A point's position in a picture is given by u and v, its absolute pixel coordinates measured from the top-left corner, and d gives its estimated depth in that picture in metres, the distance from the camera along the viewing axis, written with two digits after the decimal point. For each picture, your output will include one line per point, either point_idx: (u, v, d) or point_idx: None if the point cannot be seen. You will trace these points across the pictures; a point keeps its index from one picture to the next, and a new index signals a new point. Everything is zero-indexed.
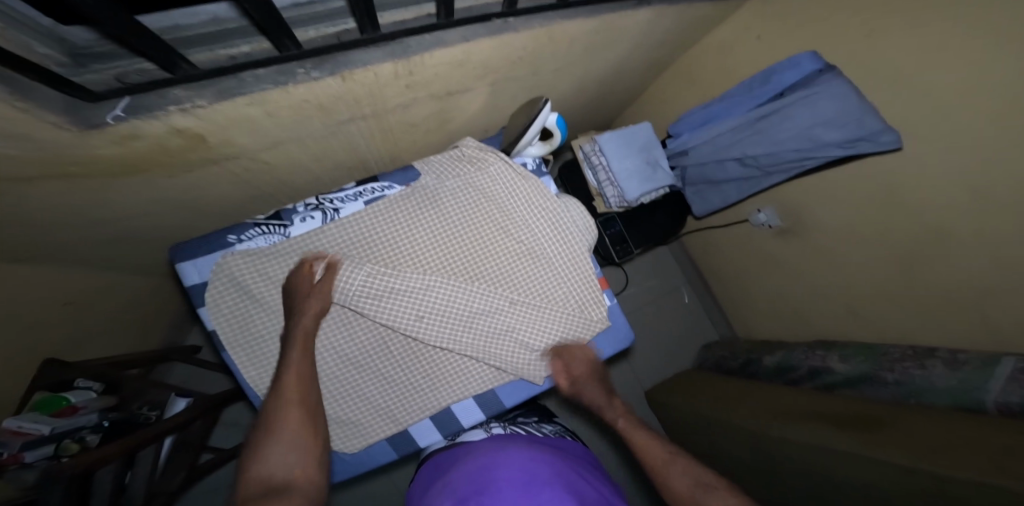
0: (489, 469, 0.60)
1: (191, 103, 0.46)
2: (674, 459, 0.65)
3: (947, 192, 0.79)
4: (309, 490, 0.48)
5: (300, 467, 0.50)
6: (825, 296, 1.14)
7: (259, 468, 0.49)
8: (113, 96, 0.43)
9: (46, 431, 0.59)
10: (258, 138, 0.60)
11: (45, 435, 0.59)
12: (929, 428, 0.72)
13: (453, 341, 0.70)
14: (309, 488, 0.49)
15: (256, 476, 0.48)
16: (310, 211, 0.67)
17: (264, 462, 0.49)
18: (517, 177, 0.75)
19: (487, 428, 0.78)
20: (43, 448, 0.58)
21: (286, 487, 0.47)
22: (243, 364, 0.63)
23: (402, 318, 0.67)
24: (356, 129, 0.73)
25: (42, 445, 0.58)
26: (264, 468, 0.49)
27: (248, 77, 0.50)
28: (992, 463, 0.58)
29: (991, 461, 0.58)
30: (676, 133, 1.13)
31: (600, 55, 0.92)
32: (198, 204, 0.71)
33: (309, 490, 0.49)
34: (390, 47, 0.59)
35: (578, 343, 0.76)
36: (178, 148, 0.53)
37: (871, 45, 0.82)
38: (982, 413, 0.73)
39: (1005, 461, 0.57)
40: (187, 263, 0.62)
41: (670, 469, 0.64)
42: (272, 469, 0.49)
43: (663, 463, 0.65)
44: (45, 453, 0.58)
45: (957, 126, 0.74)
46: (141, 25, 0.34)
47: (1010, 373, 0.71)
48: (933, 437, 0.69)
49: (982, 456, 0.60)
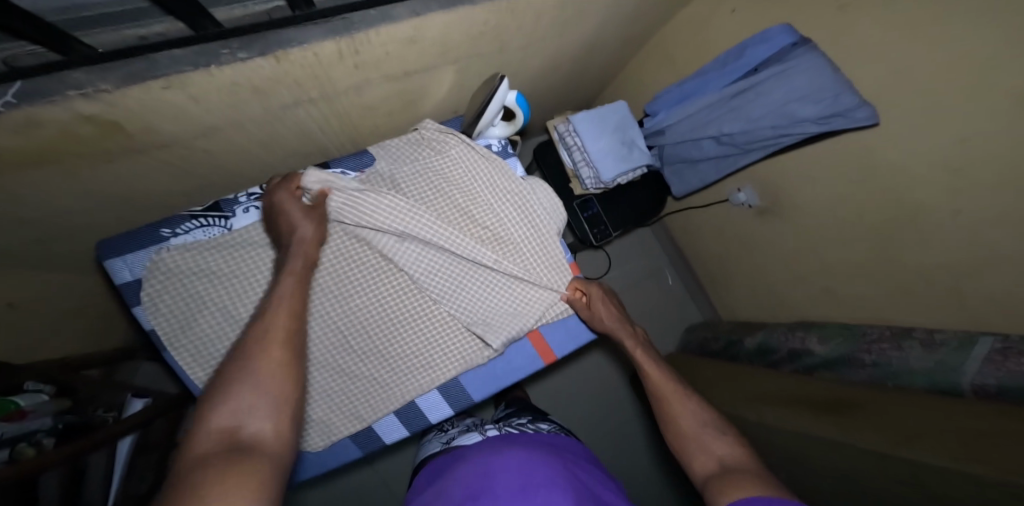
0: (488, 473, 0.58)
1: (93, 88, 0.44)
2: (685, 399, 0.66)
3: (924, 171, 0.76)
4: (280, 453, 0.40)
5: (270, 425, 0.41)
6: (803, 277, 1.12)
7: (226, 411, 0.40)
8: (0, 81, 0.40)
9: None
10: (185, 124, 0.56)
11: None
12: (904, 414, 0.71)
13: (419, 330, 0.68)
14: (281, 455, 0.40)
15: (220, 426, 0.39)
16: (254, 201, 0.63)
17: (236, 409, 0.41)
18: (480, 160, 0.71)
19: (482, 432, 0.76)
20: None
21: (255, 447, 0.38)
22: (188, 364, 0.61)
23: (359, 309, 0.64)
24: (304, 113, 0.68)
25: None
26: (235, 413, 0.40)
27: (162, 58, 0.47)
28: (968, 448, 0.58)
29: (965, 449, 0.58)
30: (653, 112, 1.09)
31: (570, 27, 0.85)
32: (134, 195, 0.67)
33: (282, 454, 0.40)
34: (329, 25, 0.54)
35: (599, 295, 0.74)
36: (88, 136, 0.49)
37: (849, 15, 0.78)
38: (958, 396, 0.72)
39: (985, 450, 0.56)
40: (115, 260, 0.59)
41: (681, 406, 0.66)
42: (241, 419, 0.40)
43: (673, 402, 0.66)
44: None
45: (939, 103, 0.70)
46: (24, 10, 0.33)
47: (987, 354, 0.70)
48: (903, 422, 0.69)
49: (956, 443, 0.60)
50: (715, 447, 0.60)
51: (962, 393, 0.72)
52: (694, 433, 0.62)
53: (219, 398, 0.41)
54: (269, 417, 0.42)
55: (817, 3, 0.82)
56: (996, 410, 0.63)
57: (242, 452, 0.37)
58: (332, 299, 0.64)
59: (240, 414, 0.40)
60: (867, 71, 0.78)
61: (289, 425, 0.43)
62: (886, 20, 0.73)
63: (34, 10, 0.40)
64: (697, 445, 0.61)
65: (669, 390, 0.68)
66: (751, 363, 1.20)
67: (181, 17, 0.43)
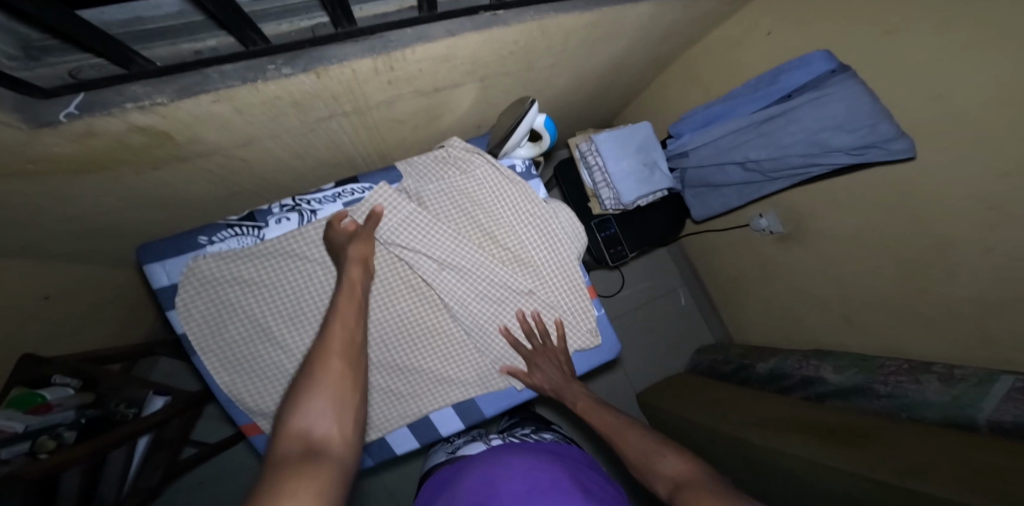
0: (490, 482, 0.58)
1: (149, 100, 0.45)
2: (628, 429, 0.63)
3: (957, 206, 0.75)
4: (344, 458, 0.40)
5: (336, 426, 0.42)
6: (821, 305, 1.11)
7: (300, 420, 0.41)
8: (65, 93, 0.42)
9: (20, 429, 0.61)
10: (228, 136, 0.58)
11: (20, 433, 0.61)
12: (916, 449, 0.70)
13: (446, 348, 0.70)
14: (344, 455, 0.41)
15: (292, 430, 0.40)
16: (286, 212, 0.64)
17: (304, 414, 0.42)
18: (505, 181, 0.71)
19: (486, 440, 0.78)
20: (17, 445, 0.61)
21: (323, 449, 0.39)
22: (216, 369, 0.63)
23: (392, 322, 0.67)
24: (337, 125, 0.70)
25: (18, 441, 0.61)
26: (304, 418, 0.41)
27: (213, 73, 0.48)
28: (979, 484, 0.56)
29: (978, 483, 0.57)
30: (677, 133, 1.09)
31: (599, 47, 0.86)
32: (172, 200, 0.69)
33: (345, 458, 0.40)
34: (368, 42, 0.55)
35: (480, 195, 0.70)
36: (139, 145, 0.51)
37: (888, 44, 0.76)
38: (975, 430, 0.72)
39: (997, 485, 0.55)
40: (153, 265, 0.61)
41: (626, 438, 0.62)
42: (311, 423, 0.41)
43: (620, 437, 0.62)
44: (20, 450, 0.61)
45: (977, 138, 0.69)
46: (104, 34, 0.36)
47: (1007, 392, 0.70)
48: (916, 454, 0.69)
49: (964, 477, 0.59)
50: (665, 465, 0.55)
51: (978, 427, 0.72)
52: (643, 460, 0.57)
53: (288, 406, 0.42)
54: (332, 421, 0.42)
55: (854, 31, 0.80)
56: (1017, 452, 0.62)
57: (313, 458, 0.38)
58: None
59: (309, 421, 0.41)
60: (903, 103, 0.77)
61: (352, 425, 0.44)
62: (924, 53, 0.71)
63: (102, 26, 0.42)
64: (649, 470, 0.56)
65: (613, 427, 0.64)
66: (763, 387, 1.19)
67: (233, 33, 0.43)
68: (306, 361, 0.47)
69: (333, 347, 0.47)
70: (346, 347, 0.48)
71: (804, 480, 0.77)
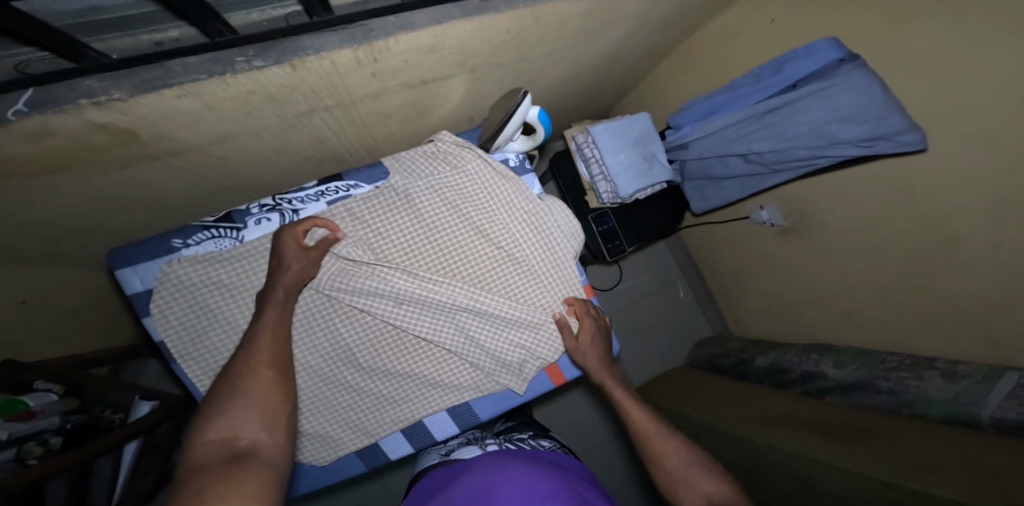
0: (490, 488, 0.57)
1: (105, 96, 0.42)
2: (667, 436, 0.60)
3: (967, 199, 0.72)
4: (277, 463, 0.40)
5: (267, 434, 0.42)
6: (822, 299, 1.09)
7: (221, 430, 0.40)
8: (11, 89, 0.39)
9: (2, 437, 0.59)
10: (199, 132, 0.54)
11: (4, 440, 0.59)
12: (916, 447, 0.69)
13: (439, 351, 0.68)
14: (276, 459, 0.40)
15: (215, 438, 0.39)
16: (265, 212, 0.62)
17: (229, 425, 0.40)
18: (498, 177, 0.69)
19: (482, 445, 0.74)
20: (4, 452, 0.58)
21: (252, 454, 0.39)
22: (198, 376, 0.61)
23: (382, 326, 0.65)
24: (320, 120, 0.66)
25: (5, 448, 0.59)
26: (229, 427, 0.40)
27: (176, 66, 0.45)
28: (980, 485, 0.55)
29: (982, 484, 0.55)
30: (676, 125, 1.07)
31: (596, 34, 0.82)
32: (147, 200, 0.66)
33: (280, 462, 0.41)
34: (347, 32, 0.51)
35: (470, 181, 0.68)
36: (101, 144, 0.48)
37: (900, 31, 0.72)
38: (977, 428, 0.71)
39: (1000, 486, 0.54)
40: (126, 270, 0.59)
41: (666, 444, 0.59)
42: (236, 430, 0.40)
43: (658, 438, 0.60)
44: (7, 456, 0.58)
45: (991, 129, 0.65)
46: (45, 24, 0.32)
47: (1012, 389, 0.68)
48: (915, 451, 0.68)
49: (966, 478, 0.58)
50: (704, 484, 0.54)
51: (981, 425, 0.70)
52: (682, 472, 0.56)
53: (206, 419, 0.40)
54: (263, 429, 0.42)
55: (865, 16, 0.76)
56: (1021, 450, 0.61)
57: (242, 463, 0.37)
58: (342, 316, 0.63)
59: (237, 431, 0.40)
60: (915, 93, 0.73)
61: (282, 431, 0.44)
62: (939, 40, 0.67)
63: (49, 16, 0.38)
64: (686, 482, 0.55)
65: (649, 425, 0.61)
66: (762, 383, 1.18)
67: (196, 22, 0.39)
68: (229, 372, 0.45)
69: (261, 361, 0.47)
70: (274, 358, 0.48)
71: (801, 478, 0.76)
